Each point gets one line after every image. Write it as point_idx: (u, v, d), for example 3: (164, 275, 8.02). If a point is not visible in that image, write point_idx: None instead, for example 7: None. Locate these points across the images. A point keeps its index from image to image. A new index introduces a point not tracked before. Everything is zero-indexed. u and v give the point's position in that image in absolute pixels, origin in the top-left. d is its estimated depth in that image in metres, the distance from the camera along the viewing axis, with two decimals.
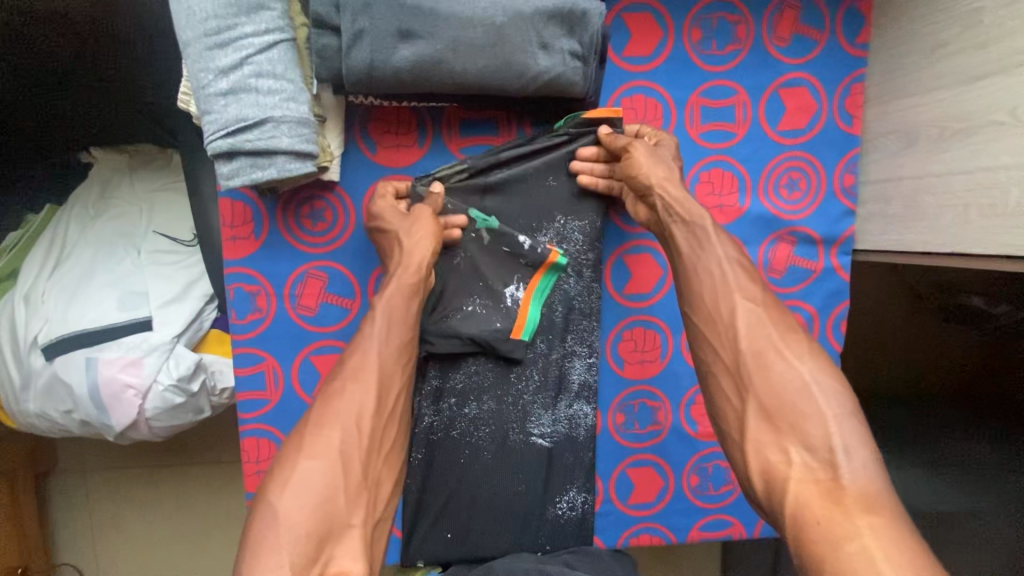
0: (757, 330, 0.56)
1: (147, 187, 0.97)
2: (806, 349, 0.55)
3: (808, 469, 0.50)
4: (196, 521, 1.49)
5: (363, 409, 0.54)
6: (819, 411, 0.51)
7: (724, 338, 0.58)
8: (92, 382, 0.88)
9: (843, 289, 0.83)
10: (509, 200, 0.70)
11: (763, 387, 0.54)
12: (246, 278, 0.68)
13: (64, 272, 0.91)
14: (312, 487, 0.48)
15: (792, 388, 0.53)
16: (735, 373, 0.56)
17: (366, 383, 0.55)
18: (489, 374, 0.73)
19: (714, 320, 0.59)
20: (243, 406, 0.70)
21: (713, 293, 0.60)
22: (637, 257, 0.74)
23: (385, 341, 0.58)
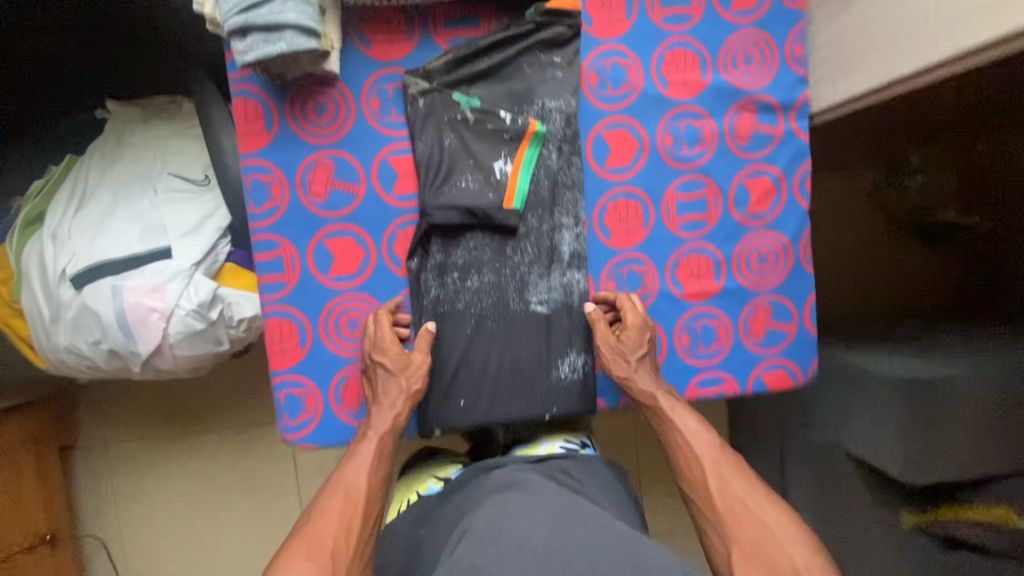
0: (726, 489, 0.72)
1: (160, 134, 1.04)
2: (770, 503, 0.70)
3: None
4: (217, 486, 1.53)
5: (351, 526, 0.67)
6: (788, 555, 0.65)
7: (702, 493, 0.73)
8: (119, 308, 0.94)
9: (804, 149, 0.83)
10: (491, 87, 0.77)
11: (739, 537, 0.68)
12: (261, 169, 0.75)
13: (87, 211, 0.97)
14: None
15: (762, 537, 0.67)
16: (719, 530, 0.69)
17: (351, 502, 0.69)
18: (487, 249, 0.80)
19: (695, 485, 0.74)
20: (265, 289, 0.77)
21: (687, 460, 0.76)
22: (615, 131, 0.80)
23: (373, 470, 0.72)
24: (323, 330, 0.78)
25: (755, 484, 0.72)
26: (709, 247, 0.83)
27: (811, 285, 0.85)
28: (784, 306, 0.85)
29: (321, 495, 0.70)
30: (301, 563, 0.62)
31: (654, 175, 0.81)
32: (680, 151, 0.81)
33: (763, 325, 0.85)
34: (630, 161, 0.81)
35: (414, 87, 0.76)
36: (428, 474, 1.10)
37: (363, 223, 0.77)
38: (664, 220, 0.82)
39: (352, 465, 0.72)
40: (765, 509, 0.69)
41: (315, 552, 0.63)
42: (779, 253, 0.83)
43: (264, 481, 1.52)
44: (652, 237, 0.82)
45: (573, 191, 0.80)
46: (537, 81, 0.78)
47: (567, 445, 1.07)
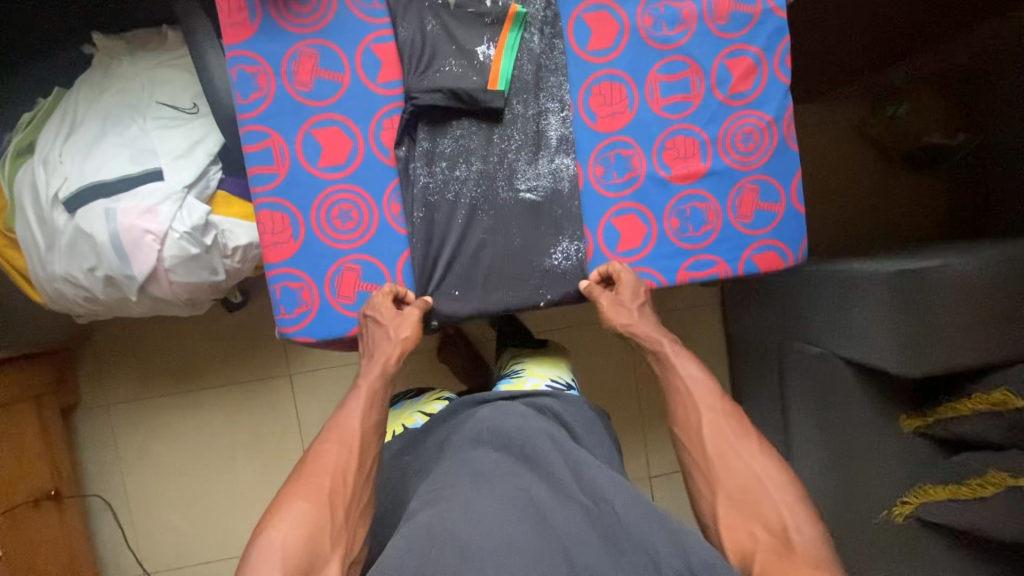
0: (721, 436, 0.85)
1: (147, 64, 1.05)
2: (759, 450, 0.83)
3: (770, 543, 0.74)
4: (219, 445, 1.52)
5: (347, 467, 0.75)
6: (773, 498, 0.78)
7: (697, 442, 0.86)
8: (113, 230, 0.95)
9: (784, 26, 0.84)
10: None
11: (728, 479, 0.81)
12: (246, 59, 0.75)
13: (77, 138, 0.98)
14: (304, 523, 0.68)
15: (750, 480, 0.80)
16: (706, 471, 0.84)
17: (349, 448, 0.77)
18: (474, 137, 0.80)
19: (689, 429, 0.88)
20: (254, 181, 0.77)
21: (688, 410, 0.90)
22: (595, 12, 0.80)
23: (367, 416, 0.80)
24: (314, 221, 0.78)
25: (746, 429, 0.86)
26: (694, 128, 0.84)
27: (796, 164, 0.86)
28: (771, 186, 0.85)
29: (320, 440, 0.77)
30: (299, 502, 0.71)
31: (637, 57, 0.82)
32: (661, 32, 0.82)
33: (751, 206, 0.86)
34: (611, 43, 0.82)
35: None
36: (415, 409, 1.12)
37: (350, 113, 0.78)
38: (647, 101, 0.82)
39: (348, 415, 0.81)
40: (756, 457, 0.83)
41: (311, 494, 0.72)
42: (763, 131, 0.84)
43: (266, 438, 1.52)
44: (636, 119, 0.83)
45: (556, 77, 0.81)
46: None
47: (553, 384, 1.07)
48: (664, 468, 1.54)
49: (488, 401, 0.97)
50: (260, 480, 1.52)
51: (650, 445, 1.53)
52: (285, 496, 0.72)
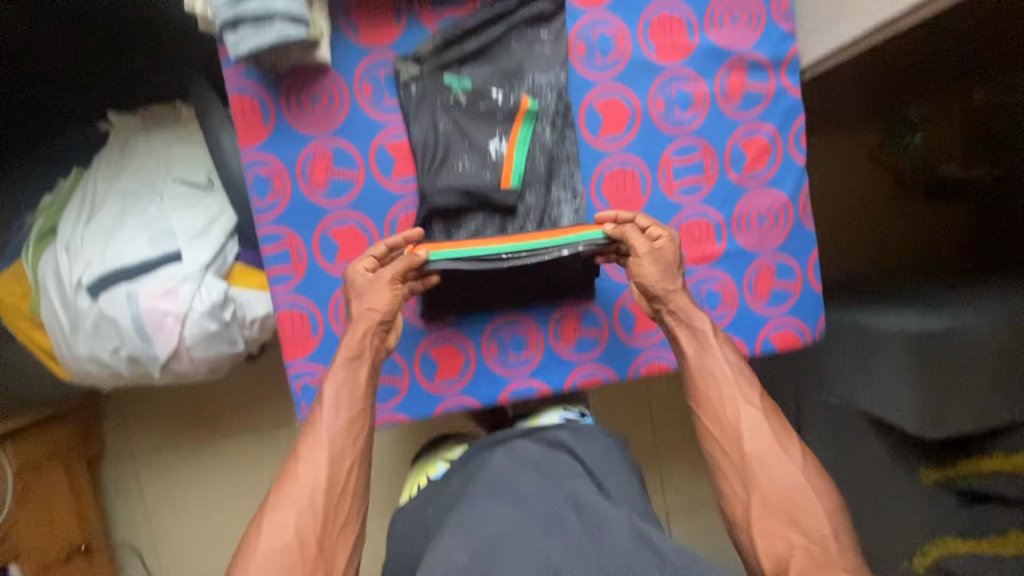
0: (760, 433, 0.76)
1: (163, 141, 1.06)
2: (800, 455, 0.75)
3: (806, 549, 0.68)
4: (216, 489, 1.54)
5: (315, 494, 0.69)
6: (815, 503, 0.71)
7: (731, 436, 0.76)
8: (135, 314, 0.97)
9: (799, 105, 0.82)
10: (481, 67, 0.78)
11: (766, 482, 0.73)
12: (262, 162, 0.76)
13: (97, 220, 1.00)
14: (270, 565, 0.64)
15: (791, 487, 0.72)
16: (742, 471, 0.75)
17: (319, 466, 0.70)
18: (488, 228, 0.80)
19: (723, 422, 0.77)
20: (273, 281, 0.78)
21: (723, 399, 0.78)
22: (607, 101, 0.80)
23: (335, 418, 0.73)
24: (333, 317, 0.80)
25: (789, 429, 0.77)
26: (707, 210, 0.83)
27: (813, 241, 0.85)
28: (788, 265, 0.85)
29: (296, 454, 0.72)
30: (268, 533, 0.67)
31: (650, 141, 0.82)
32: (672, 116, 0.81)
33: (768, 284, 0.85)
34: (623, 130, 0.81)
35: (405, 73, 0.77)
36: (439, 457, 1.07)
37: (366, 210, 0.79)
38: (661, 186, 0.82)
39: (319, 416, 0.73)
40: (796, 459, 0.74)
41: (279, 528, 0.67)
42: (779, 212, 0.83)
43: (260, 482, 1.54)
44: (651, 204, 0.82)
45: (570, 164, 0.81)
46: (528, 57, 0.79)
47: (567, 413, 1.02)
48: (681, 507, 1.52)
49: (504, 441, 0.95)
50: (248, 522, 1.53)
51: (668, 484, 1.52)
52: (266, 513, 0.68)
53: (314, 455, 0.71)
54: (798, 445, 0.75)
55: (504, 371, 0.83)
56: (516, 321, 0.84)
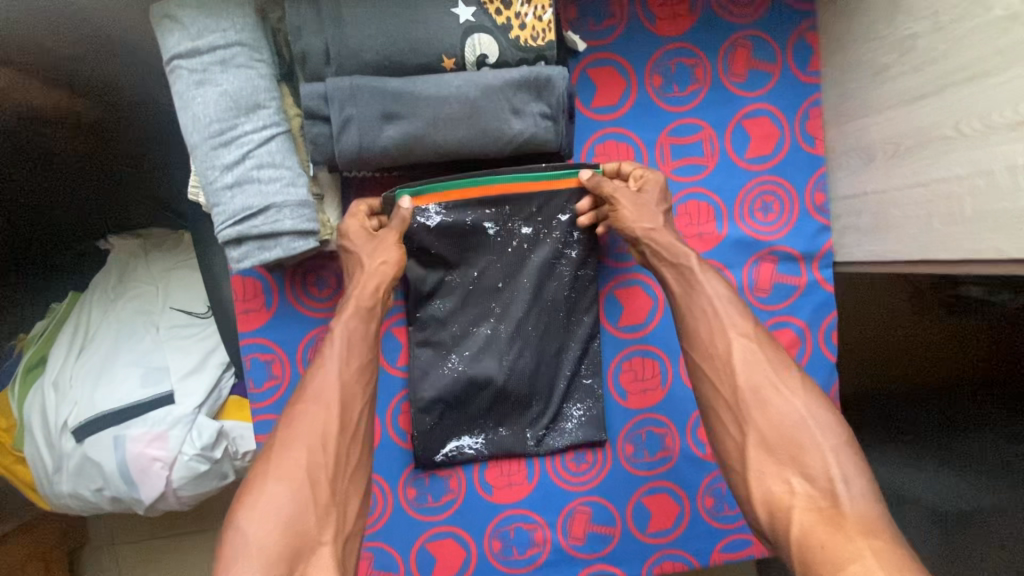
0: (754, 365, 0.67)
1: (163, 267, 1.02)
2: (800, 384, 0.66)
3: (808, 500, 0.60)
4: None
5: (326, 433, 0.64)
6: (818, 445, 0.62)
7: (724, 374, 0.68)
8: (121, 459, 0.92)
9: (830, 301, 0.86)
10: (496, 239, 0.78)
11: (763, 420, 0.65)
12: (262, 346, 0.76)
13: (88, 354, 0.96)
14: (281, 508, 0.58)
15: (791, 422, 0.64)
16: (735, 408, 0.67)
17: (327, 405, 0.65)
18: (490, 398, 0.79)
19: (714, 357, 0.69)
20: None
21: (712, 333, 0.70)
22: (627, 290, 0.83)
23: (346, 363, 0.67)
24: None
25: (786, 358, 0.69)
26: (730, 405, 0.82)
27: None
28: None
29: (295, 399, 0.66)
30: (273, 482, 0.60)
31: (670, 333, 0.84)
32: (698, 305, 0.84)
33: None
34: (645, 318, 0.84)
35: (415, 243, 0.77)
36: None
37: None
38: (681, 378, 0.83)
39: (323, 361, 0.67)
40: (798, 393, 0.65)
41: (285, 472, 0.61)
42: None
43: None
44: (670, 395, 0.83)
45: (571, 252, 0.80)
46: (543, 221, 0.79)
47: None
48: None
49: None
50: None
51: None
52: (263, 467, 0.61)
53: (323, 398, 0.65)
54: (798, 375, 0.66)
55: (507, 568, 0.81)
56: (524, 517, 0.81)
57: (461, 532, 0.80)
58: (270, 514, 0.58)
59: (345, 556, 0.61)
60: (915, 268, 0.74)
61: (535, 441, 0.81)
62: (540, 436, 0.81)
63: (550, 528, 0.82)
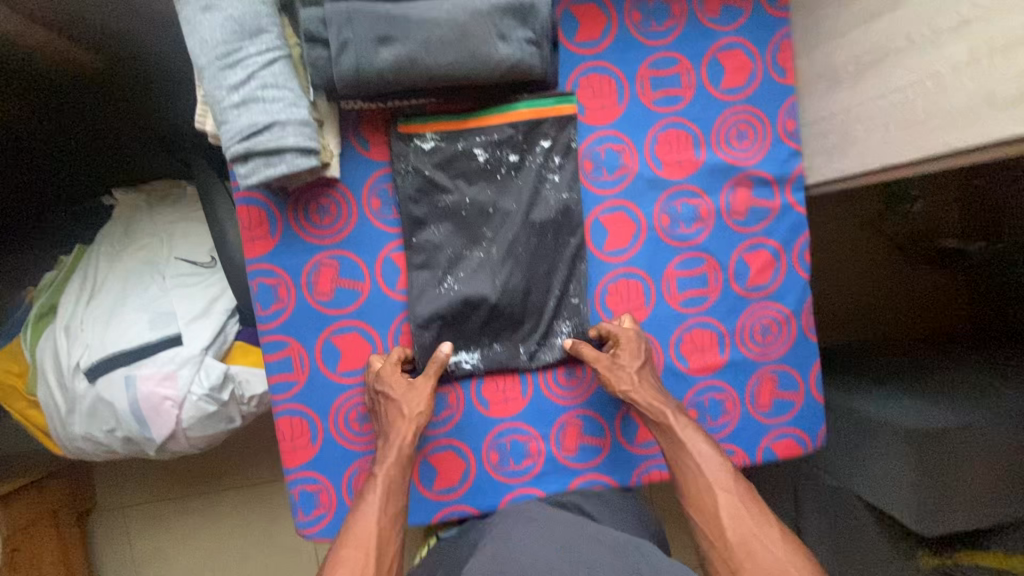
0: (739, 518, 0.72)
1: (167, 219, 1.06)
2: (780, 536, 0.71)
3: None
4: (195, 542, 1.53)
5: (367, 573, 0.65)
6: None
7: (715, 526, 0.73)
8: (133, 398, 0.96)
9: (802, 222, 0.84)
10: (485, 162, 0.79)
11: (752, 569, 0.69)
12: (267, 273, 0.76)
13: (97, 301, 1.00)
14: None
15: (778, 573, 0.68)
16: (727, 560, 0.71)
17: (366, 549, 0.67)
18: (479, 316, 0.80)
19: (704, 512, 0.74)
20: (274, 389, 0.78)
21: (702, 491, 0.75)
22: (612, 215, 0.82)
23: (383, 510, 0.71)
24: (333, 425, 0.79)
25: (766, 512, 0.74)
26: (711, 321, 0.84)
27: (815, 354, 0.85)
28: (790, 376, 0.85)
29: (340, 543, 0.68)
30: None
31: (655, 254, 0.83)
32: (678, 230, 0.83)
33: (770, 395, 0.85)
34: (628, 243, 0.83)
35: (404, 168, 0.78)
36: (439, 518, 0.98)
37: (370, 319, 0.79)
38: (665, 297, 0.83)
39: (363, 509, 0.71)
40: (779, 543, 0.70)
41: None
42: (782, 324, 0.84)
43: (228, 533, 1.53)
44: (654, 315, 0.83)
45: (554, 176, 0.81)
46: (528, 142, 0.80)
47: None
48: None
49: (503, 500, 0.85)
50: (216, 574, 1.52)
51: None
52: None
53: (363, 542, 0.67)
54: (776, 527, 0.71)
55: (504, 478, 0.85)
56: (518, 429, 0.85)
57: (460, 445, 0.84)
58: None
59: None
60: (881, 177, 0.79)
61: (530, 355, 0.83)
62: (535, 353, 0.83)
63: (544, 440, 0.85)
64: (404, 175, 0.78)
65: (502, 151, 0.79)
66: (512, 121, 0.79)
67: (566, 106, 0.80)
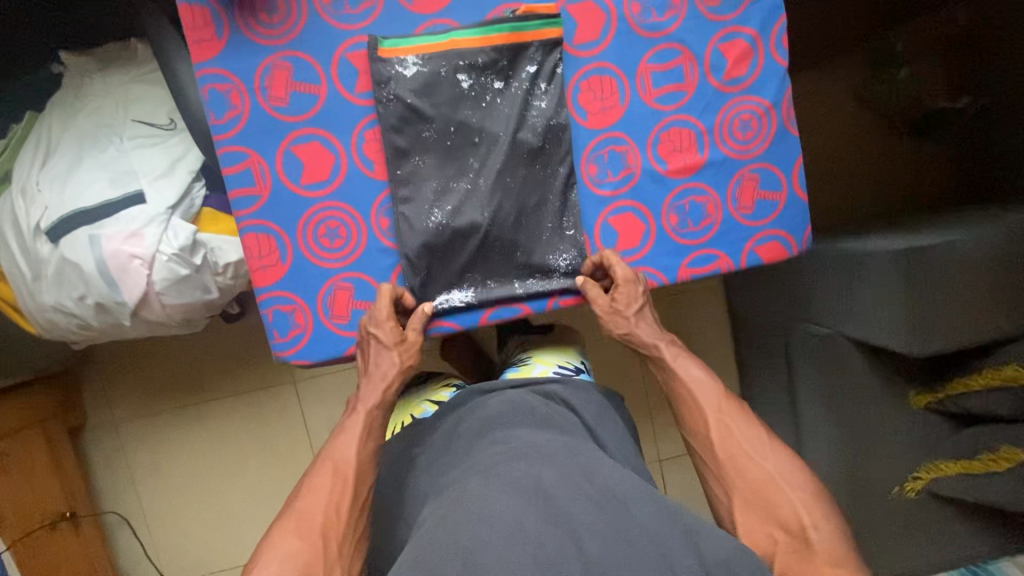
0: (728, 437, 0.82)
1: (120, 81, 1.01)
2: (769, 446, 0.80)
3: (788, 543, 0.73)
4: (192, 453, 1.52)
5: (341, 498, 0.70)
6: (788, 499, 0.75)
7: (707, 446, 0.83)
8: (99, 257, 0.93)
9: (779, 3, 0.79)
10: (470, 78, 0.75)
11: (741, 482, 0.78)
12: (218, 77, 0.72)
13: (53, 163, 0.95)
14: (295, 562, 0.65)
15: (765, 483, 0.77)
16: (721, 479, 0.80)
17: (344, 478, 0.72)
18: (446, 133, 0.76)
19: (699, 436, 0.85)
20: (236, 204, 0.75)
21: (693, 414, 0.86)
22: (581, 2, 0.77)
23: (363, 444, 0.75)
24: (302, 241, 0.76)
25: (754, 428, 0.82)
26: (688, 119, 0.80)
27: (797, 149, 0.83)
28: (772, 174, 0.82)
29: (311, 470, 0.73)
30: (290, 537, 0.66)
31: (627, 46, 0.78)
32: (650, 19, 0.78)
33: (752, 196, 0.83)
34: (598, 35, 0.78)
35: (386, 76, 0.74)
36: (423, 398, 1.07)
37: (330, 126, 0.75)
38: (640, 93, 0.79)
39: (343, 439, 0.75)
40: (768, 455, 0.79)
41: (302, 530, 0.67)
42: (762, 117, 0.81)
43: (224, 441, 1.52)
44: (629, 113, 0.79)
45: (541, 103, 0.77)
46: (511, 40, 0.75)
47: (562, 370, 1.04)
48: (673, 452, 1.58)
49: (495, 390, 0.96)
50: (218, 482, 1.53)
51: (660, 431, 1.56)
52: (271, 539, 0.67)
53: (341, 472, 0.72)
54: (766, 442, 0.79)
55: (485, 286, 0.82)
56: None
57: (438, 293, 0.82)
58: (284, 560, 0.65)
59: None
60: None
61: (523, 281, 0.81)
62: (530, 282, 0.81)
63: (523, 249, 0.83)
64: (387, 103, 0.74)
65: (487, 77, 0.76)
66: (495, 45, 0.75)
67: (550, 30, 0.75)
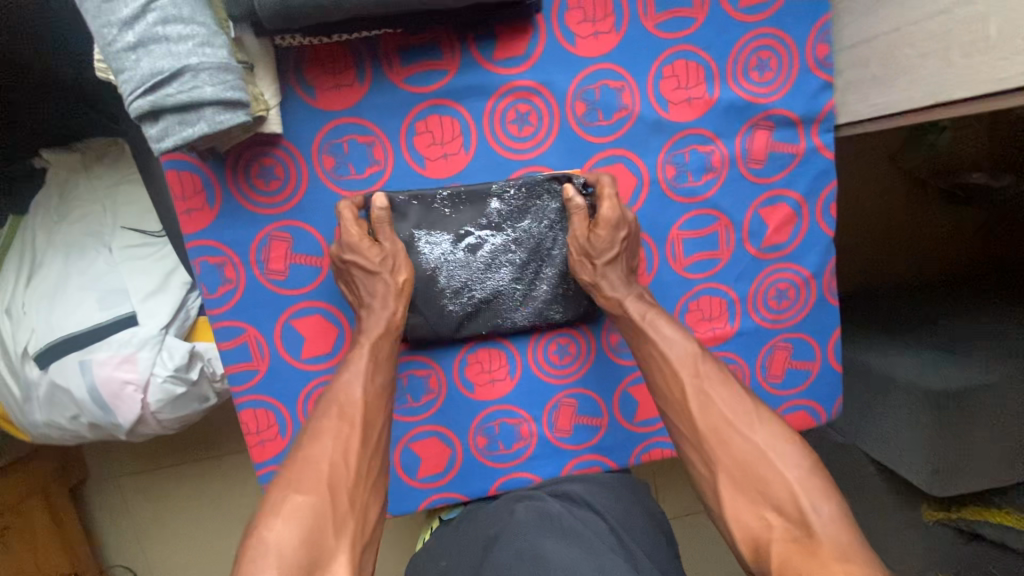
0: (710, 408, 0.67)
1: (107, 182, 0.94)
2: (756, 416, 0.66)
3: (785, 530, 0.59)
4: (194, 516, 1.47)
5: (350, 443, 0.65)
6: (781, 474, 0.62)
7: (684, 415, 0.69)
8: (90, 384, 0.88)
9: (829, 168, 0.80)
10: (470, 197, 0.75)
11: (727, 458, 0.65)
12: (211, 250, 0.73)
13: (39, 281, 0.91)
14: (303, 517, 0.58)
15: (753, 458, 0.64)
16: (700, 448, 0.67)
17: (350, 422, 0.66)
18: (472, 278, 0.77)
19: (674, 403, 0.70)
20: (235, 380, 0.76)
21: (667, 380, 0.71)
22: (609, 167, 0.78)
23: (370, 381, 0.70)
24: (302, 415, 0.78)
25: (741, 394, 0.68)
26: (721, 287, 0.81)
27: (834, 321, 0.83)
28: (804, 344, 0.83)
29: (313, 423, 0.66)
30: (296, 493, 0.59)
31: (658, 217, 0.79)
32: (686, 183, 0.79)
33: (783, 365, 0.83)
34: (628, 200, 0.79)
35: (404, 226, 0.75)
36: None
37: (334, 300, 0.77)
38: (668, 263, 0.80)
39: (348, 379, 0.69)
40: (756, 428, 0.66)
41: (308, 484, 0.60)
42: (800, 288, 0.81)
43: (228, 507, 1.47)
44: (657, 282, 0.81)
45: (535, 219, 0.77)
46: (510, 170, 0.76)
47: None
48: None
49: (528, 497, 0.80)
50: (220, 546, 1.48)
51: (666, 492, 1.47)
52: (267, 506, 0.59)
53: (349, 414, 0.67)
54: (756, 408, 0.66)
55: (494, 463, 0.84)
56: (509, 413, 0.84)
57: (439, 372, 0.82)
58: (295, 514, 0.58)
59: (363, 564, 0.60)
60: (932, 114, 0.69)
61: (469, 244, 0.76)
62: (473, 241, 0.76)
63: (536, 423, 0.84)
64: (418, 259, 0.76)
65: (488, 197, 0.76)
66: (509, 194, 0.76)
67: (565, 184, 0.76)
